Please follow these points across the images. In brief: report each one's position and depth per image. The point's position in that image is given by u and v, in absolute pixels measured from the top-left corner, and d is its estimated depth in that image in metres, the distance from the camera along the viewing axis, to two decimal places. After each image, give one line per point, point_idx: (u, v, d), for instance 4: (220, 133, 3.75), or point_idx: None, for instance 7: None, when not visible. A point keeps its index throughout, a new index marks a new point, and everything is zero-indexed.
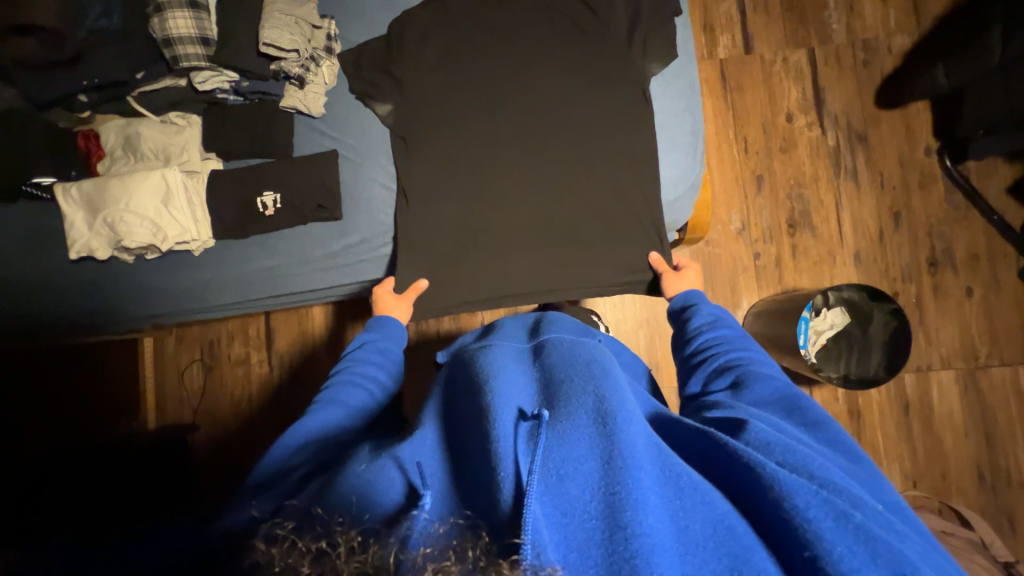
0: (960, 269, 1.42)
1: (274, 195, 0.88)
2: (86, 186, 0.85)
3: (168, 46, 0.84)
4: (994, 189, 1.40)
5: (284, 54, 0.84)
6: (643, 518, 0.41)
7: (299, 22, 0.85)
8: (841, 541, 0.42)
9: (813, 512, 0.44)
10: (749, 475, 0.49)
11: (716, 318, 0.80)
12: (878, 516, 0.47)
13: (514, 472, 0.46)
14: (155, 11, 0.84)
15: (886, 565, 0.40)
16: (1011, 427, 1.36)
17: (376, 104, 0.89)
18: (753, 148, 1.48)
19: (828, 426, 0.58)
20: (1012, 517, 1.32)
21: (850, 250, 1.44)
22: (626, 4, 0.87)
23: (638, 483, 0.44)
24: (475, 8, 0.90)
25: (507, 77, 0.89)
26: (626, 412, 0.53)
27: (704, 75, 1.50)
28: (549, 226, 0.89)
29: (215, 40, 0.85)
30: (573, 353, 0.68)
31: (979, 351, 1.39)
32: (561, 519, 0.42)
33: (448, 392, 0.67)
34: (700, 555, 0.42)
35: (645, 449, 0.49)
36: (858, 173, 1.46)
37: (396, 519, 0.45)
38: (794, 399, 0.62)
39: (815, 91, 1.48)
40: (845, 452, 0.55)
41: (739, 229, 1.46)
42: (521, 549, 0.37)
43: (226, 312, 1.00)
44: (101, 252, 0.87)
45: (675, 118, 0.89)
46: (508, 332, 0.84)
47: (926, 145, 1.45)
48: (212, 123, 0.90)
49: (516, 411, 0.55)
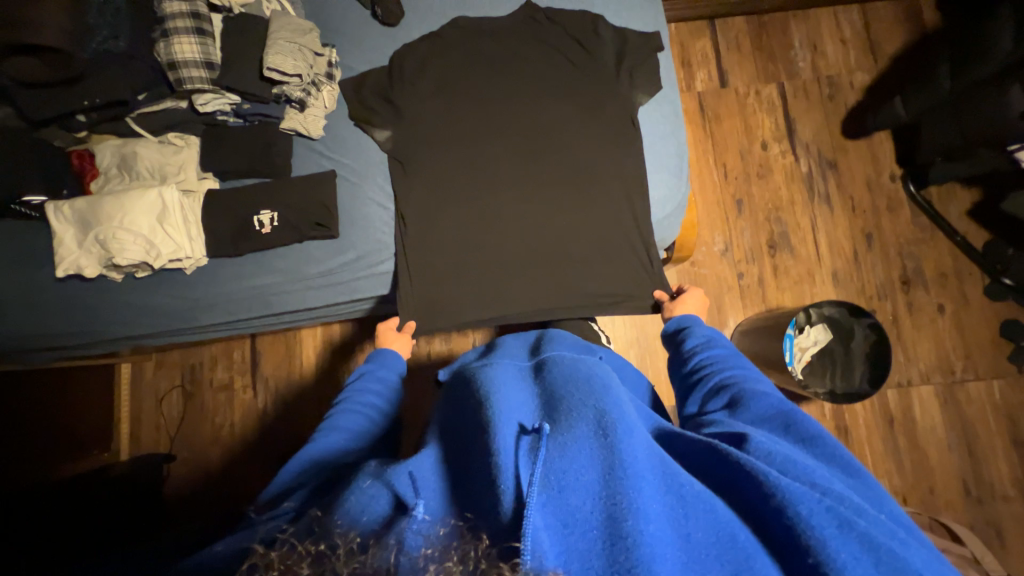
0: (931, 286, 1.49)
1: (272, 214, 0.88)
2: (79, 204, 0.84)
3: (173, 69, 0.85)
4: (955, 212, 1.50)
5: (287, 78, 0.85)
6: (646, 527, 0.42)
7: (302, 48, 0.87)
8: (841, 547, 0.43)
9: (813, 519, 0.45)
10: (749, 484, 0.50)
11: (710, 339, 0.82)
12: (879, 522, 0.48)
13: (515, 484, 0.46)
14: (161, 36, 0.85)
15: (885, 569, 0.43)
16: (991, 439, 1.40)
17: (376, 130, 0.91)
18: (732, 173, 1.56)
19: (821, 439, 0.58)
20: (999, 529, 1.34)
21: (828, 270, 1.50)
22: (612, 38, 0.94)
23: (641, 493, 0.45)
24: (470, 39, 0.95)
25: (501, 102, 0.92)
26: (627, 423, 0.53)
27: (683, 106, 1.59)
28: (544, 243, 0.91)
29: (219, 64, 0.87)
30: (572, 368, 0.67)
31: (955, 366, 1.44)
32: (565, 531, 0.43)
33: (448, 409, 0.67)
34: (704, 564, 0.43)
35: (647, 460, 0.50)
36: (830, 197, 1.55)
37: (394, 522, 0.44)
38: (789, 411, 0.62)
39: (786, 122, 1.58)
40: (842, 465, 0.56)
41: (722, 250, 1.51)
42: (522, 555, 0.38)
43: (214, 331, 0.99)
44: (89, 270, 0.85)
45: (662, 141, 0.93)
46: (506, 347, 0.83)
47: (891, 171, 1.54)
48: (210, 144, 0.91)
49: (518, 425, 0.55)
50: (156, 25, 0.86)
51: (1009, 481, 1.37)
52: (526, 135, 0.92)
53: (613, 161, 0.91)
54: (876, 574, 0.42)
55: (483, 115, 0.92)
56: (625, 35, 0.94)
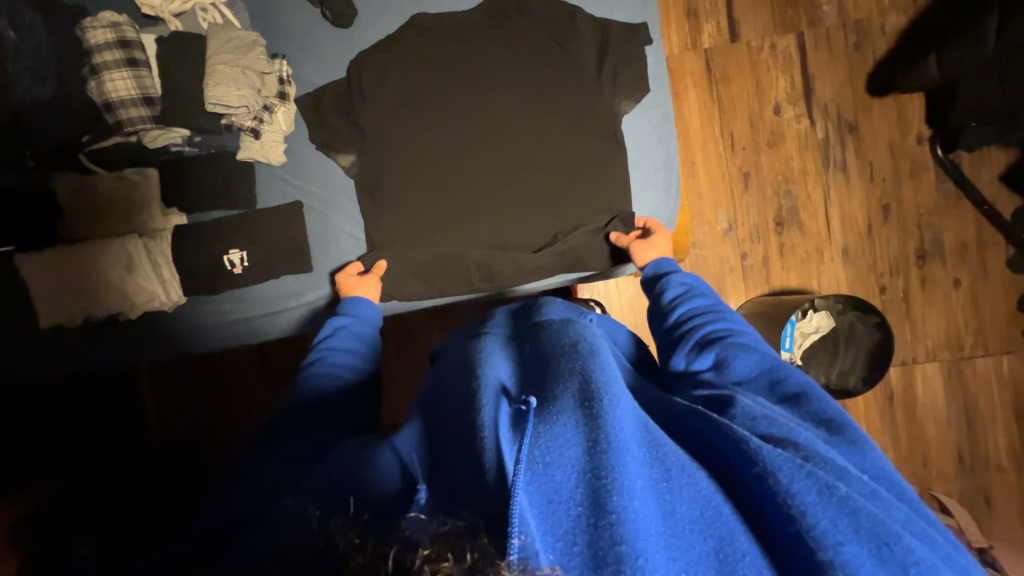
0: (948, 259, 1.41)
1: (240, 253, 0.93)
2: (52, 254, 0.87)
3: (111, 110, 0.85)
4: (984, 177, 1.38)
5: (233, 109, 0.87)
6: (629, 503, 0.37)
7: (246, 73, 0.88)
8: (821, 514, 0.40)
9: (795, 486, 0.41)
10: (734, 447, 0.46)
11: (691, 290, 0.83)
12: (858, 482, 0.44)
13: (501, 462, 0.42)
14: (91, 74, 0.84)
15: (865, 534, 0.39)
16: (992, 413, 1.39)
17: (338, 155, 0.96)
18: (739, 143, 1.42)
19: (809, 396, 0.56)
20: (989, 496, 1.37)
21: (838, 246, 1.42)
22: (596, 39, 1.00)
23: (625, 465, 0.40)
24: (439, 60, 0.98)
25: (477, 125, 0.99)
26: (616, 392, 0.47)
27: (687, 67, 1.42)
28: (511, 256, 0.99)
29: (158, 98, 0.86)
30: (563, 331, 0.60)
31: (964, 341, 1.40)
32: (548, 509, 0.38)
33: (431, 382, 0.61)
34: (686, 538, 0.38)
35: (631, 427, 0.45)
36: (847, 165, 1.42)
37: (392, 518, 0.41)
38: (775, 369, 0.61)
39: (804, 80, 1.41)
40: (824, 421, 0.53)
41: (726, 230, 1.42)
42: (510, 545, 0.33)
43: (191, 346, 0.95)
44: (74, 319, 0.90)
45: (652, 151, 1.03)
46: (494, 317, 0.74)
47: (918, 132, 1.40)
48: (169, 180, 0.92)
49: (497, 399, 0.49)
50: (86, 60, 0.85)
51: (1005, 452, 1.38)
52: (498, 151, 0.99)
53: (603, 177, 1.00)
54: (859, 543, 0.39)
55: (472, 136, 0.98)
56: (608, 34, 1.00)
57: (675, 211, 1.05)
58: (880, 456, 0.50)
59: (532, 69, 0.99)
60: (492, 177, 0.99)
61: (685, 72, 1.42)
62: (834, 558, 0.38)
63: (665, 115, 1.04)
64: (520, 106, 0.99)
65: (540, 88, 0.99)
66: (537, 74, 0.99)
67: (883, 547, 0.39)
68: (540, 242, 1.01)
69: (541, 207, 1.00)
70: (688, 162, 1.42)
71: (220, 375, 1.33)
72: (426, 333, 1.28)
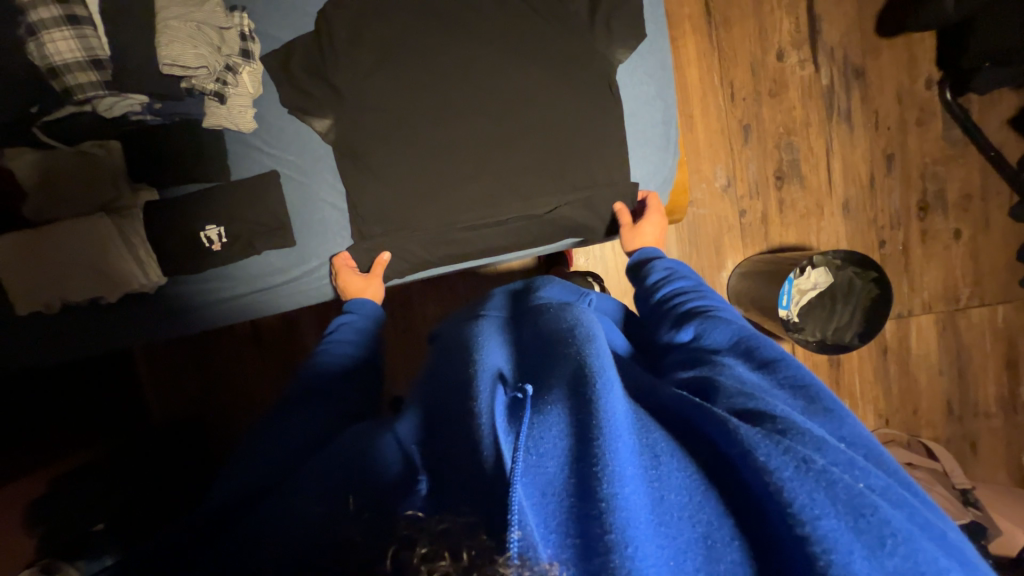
0: (950, 210, 1.38)
1: (218, 228, 0.89)
2: (16, 240, 0.82)
3: (56, 76, 0.77)
4: (993, 122, 1.33)
5: (192, 71, 0.79)
6: (619, 491, 0.35)
7: (201, 28, 0.80)
8: (799, 489, 0.36)
9: (772, 463, 0.38)
10: (714, 425, 0.43)
11: (674, 272, 0.82)
12: (835, 453, 0.40)
13: (500, 448, 0.42)
14: (29, 34, 0.76)
15: (844, 508, 0.35)
16: (984, 362, 1.41)
17: (314, 120, 0.91)
18: (740, 94, 1.35)
19: (786, 363, 0.52)
20: (975, 441, 1.42)
21: (839, 199, 1.38)
22: None
23: (617, 451, 0.38)
24: (419, 18, 0.91)
25: (465, 89, 0.93)
26: (607, 373, 0.48)
27: (686, 10, 1.32)
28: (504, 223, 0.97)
29: (108, 60, 0.78)
30: (559, 314, 0.64)
31: (961, 293, 1.40)
32: (542, 501, 0.37)
33: (436, 376, 0.63)
34: (674, 527, 0.37)
35: (623, 414, 0.43)
36: (852, 114, 1.36)
37: (396, 499, 0.44)
38: (750, 339, 0.58)
39: (810, 21, 1.32)
40: (799, 389, 0.49)
41: (724, 186, 1.37)
42: (510, 542, 0.32)
43: (184, 328, 0.94)
44: (52, 306, 0.86)
45: (649, 104, 0.98)
46: (495, 299, 0.81)
47: (927, 76, 1.33)
48: (135, 150, 0.87)
49: (497, 387, 0.52)
50: (23, 19, 0.76)
51: (993, 399, 1.42)
52: (487, 113, 0.94)
53: (597, 135, 0.95)
54: (838, 517, 0.35)
55: (460, 94, 0.93)
56: None
57: (673, 168, 1.02)
58: (861, 426, 0.47)
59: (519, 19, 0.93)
60: (485, 141, 0.94)
61: (683, 16, 1.32)
62: (813, 535, 0.34)
63: (664, 64, 0.99)
64: (507, 60, 0.93)
65: (528, 40, 0.93)
66: (526, 24, 0.93)
67: (862, 518, 0.35)
68: (537, 209, 0.97)
69: (533, 168, 0.95)
70: (686, 114, 1.35)
71: (216, 353, 1.32)
72: (425, 304, 1.25)
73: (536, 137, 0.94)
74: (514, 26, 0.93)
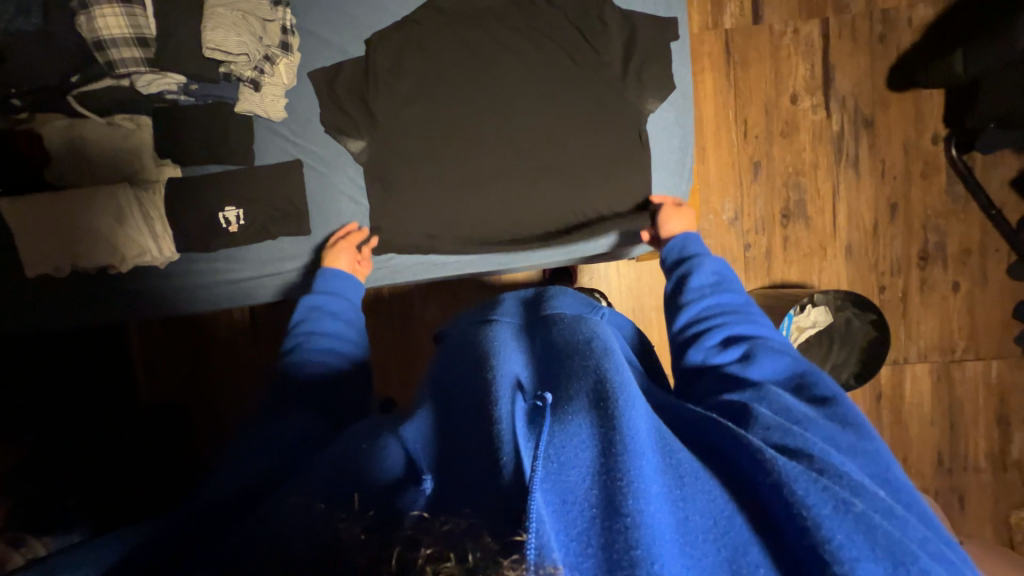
0: (950, 263, 1.40)
1: (237, 211, 0.90)
2: (37, 201, 0.83)
3: (102, 50, 0.81)
4: (996, 180, 1.37)
5: (233, 58, 0.83)
6: (644, 507, 0.36)
7: (246, 18, 0.84)
8: (836, 527, 0.38)
9: (810, 499, 0.40)
10: (746, 455, 0.44)
11: (716, 278, 0.80)
12: (873, 499, 0.42)
13: (517, 452, 0.43)
14: (80, 8, 0.80)
15: (883, 554, 0.36)
16: (976, 415, 1.41)
17: (349, 142, 0.94)
18: (753, 131, 1.39)
19: (837, 402, 0.54)
20: (964, 495, 1.41)
21: (842, 242, 1.41)
22: (622, 28, 0.98)
23: (641, 469, 0.39)
24: (453, 33, 0.96)
25: (491, 103, 0.96)
26: (630, 391, 0.48)
27: (706, 48, 1.37)
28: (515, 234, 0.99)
29: (153, 40, 0.82)
30: (575, 326, 0.64)
31: (956, 345, 1.41)
32: (562, 508, 0.37)
33: (440, 373, 0.64)
34: (698, 548, 0.37)
35: (647, 434, 0.44)
36: (859, 161, 1.40)
37: (394, 499, 0.43)
38: (805, 375, 0.60)
39: (824, 69, 1.38)
40: (852, 426, 0.51)
41: (731, 219, 1.40)
42: (524, 547, 0.32)
43: (193, 308, 0.95)
44: (60, 270, 0.86)
45: (667, 133, 1.00)
46: (506, 305, 0.81)
47: (934, 131, 1.38)
48: (165, 128, 0.89)
49: (517, 394, 0.51)
50: None
51: (984, 454, 1.41)
52: (509, 127, 0.97)
53: (615, 156, 0.98)
54: (875, 561, 0.36)
55: (486, 104, 0.96)
56: (634, 26, 0.98)
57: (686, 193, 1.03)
58: (899, 471, 0.49)
59: (550, 38, 0.97)
60: (504, 150, 0.97)
61: (703, 53, 1.37)
62: (849, 573, 0.35)
63: (683, 92, 1.01)
64: (533, 78, 0.97)
65: (554, 61, 0.97)
66: (556, 43, 0.97)
67: (903, 566, 0.36)
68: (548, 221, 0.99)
69: (549, 180, 0.97)
70: (699, 147, 1.39)
71: (213, 336, 1.32)
72: (427, 304, 1.26)
73: (554, 152, 0.97)
74: (543, 50, 0.97)
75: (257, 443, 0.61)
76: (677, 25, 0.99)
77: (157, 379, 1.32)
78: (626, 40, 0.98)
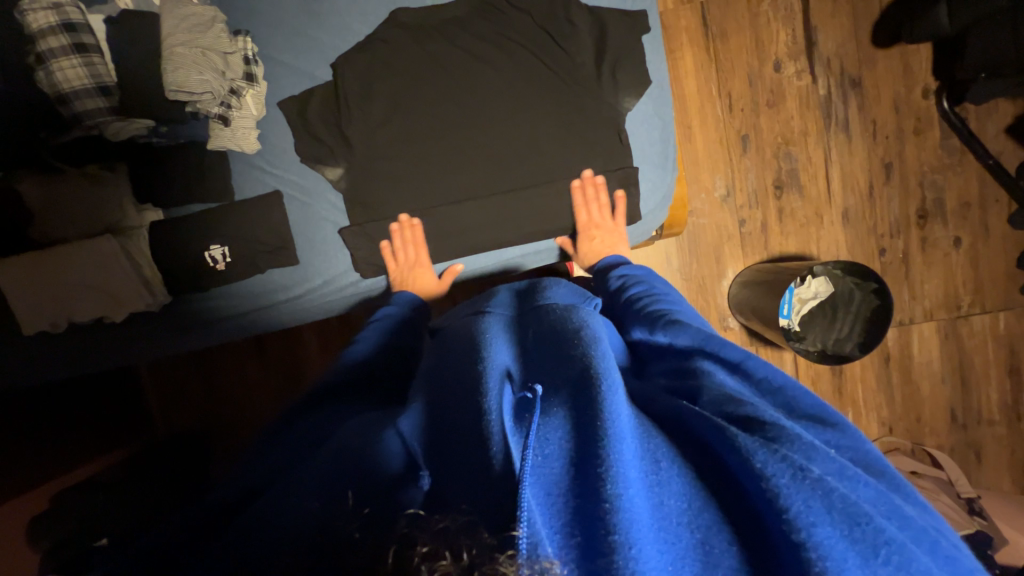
0: (950, 218, 1.38)
1: (221, 248, 0.90)
2: (27, 259, 0.84)
3: (66, 103, 0.81)
4: (991, 130, 1.34)
5: (198, 96, 0.82)
6: (624, 492, 0.36)
7: (207, 53, 0.82)
8: (794, 496, 0.36)
9: (768, 469, 0.38)
10: (712, 430, 0.42)
11: (629, 280, 0.84)
12: (828, 461, 0.39)
13: (506, 442, 0.43)
14: (38, 64, 0.80)
15: (839, 517, 0.36)
16: (987, 368, 1.41)
17: (327, 169, 0.93)
18: (738, 105, 1.36)
19: (752, 363, 0.52)
20: (980, 449, 1.41)
21: (838, 208, 1.39)
22: (590, 24, 0.97)
23: (622, 454, 0.38)
24: (421, 47, 0.95)
25: (467, 113, 0.96)
26: (611, 374, 0.47)
27: (682, 23, 1.34)
28: (503, 240, 0.98)
29: (115, 87, 0.82)
30: (566, 315, 0.64)
31: (962, 301, 1.40)
32: (548, 501, 0.38)
33: (438, 365, 0.65)
34: (674, 531, 0.37)
35: (626, 418, 0.43)
36: (850, 123, 1.37)
37: (392, 495, 0.45)
38: (711, 340, 0.58)
39: (806, 33, 1.34)
40: (779, 394, 0.48)
41: (724, 196, 1.38)
42: (518, 541, 0.33)
43: (200, 342, 0.96)
44: (57, 325, 0.87)
45: (646, 122, 1.00)
46: (499, 297, 0.81)
47: (924, 86, 1.34)
48: (142, 174, 0.89)
49: (504, 383, 0.52)
50: (30, 50, 0.80)
51: (997, 407, 1.41)
52: (486, 133, 0.96)
53: (595, 150, 0.98)
54: (832, 525, 0.35)
55: (462, 112, 0.96)
56: (603, 20, 0.96)
57: (673, 182, 1.04)
58: (852, 429, 0.46)
59: (520, 40, 0.96)
60: (483, 156, 0.96)
61: (680, 29, 1.34)
62: (808, 541, 0.35)
63: (659, 82, 1.01)
64: (506, 84, 0.96)
65: (524, 65, 0.96)
66: (525, 40, 0.96)
67: (856, 527, 0.35)
68: (535, 222, 0.99)
69: (534, 183, 0.97)
70: (685, 126, 1.36)
71: (219, 366, 1.33)
72: (426, 314, 1.25)
73: (534, 152, 0.97)
74: (514, 54, 0.96)
75: (257, 454, 0.61)
76: (647, 16, 0.98)
77: (170, 412, 1.32)
78: (596, 34, 0.97)
